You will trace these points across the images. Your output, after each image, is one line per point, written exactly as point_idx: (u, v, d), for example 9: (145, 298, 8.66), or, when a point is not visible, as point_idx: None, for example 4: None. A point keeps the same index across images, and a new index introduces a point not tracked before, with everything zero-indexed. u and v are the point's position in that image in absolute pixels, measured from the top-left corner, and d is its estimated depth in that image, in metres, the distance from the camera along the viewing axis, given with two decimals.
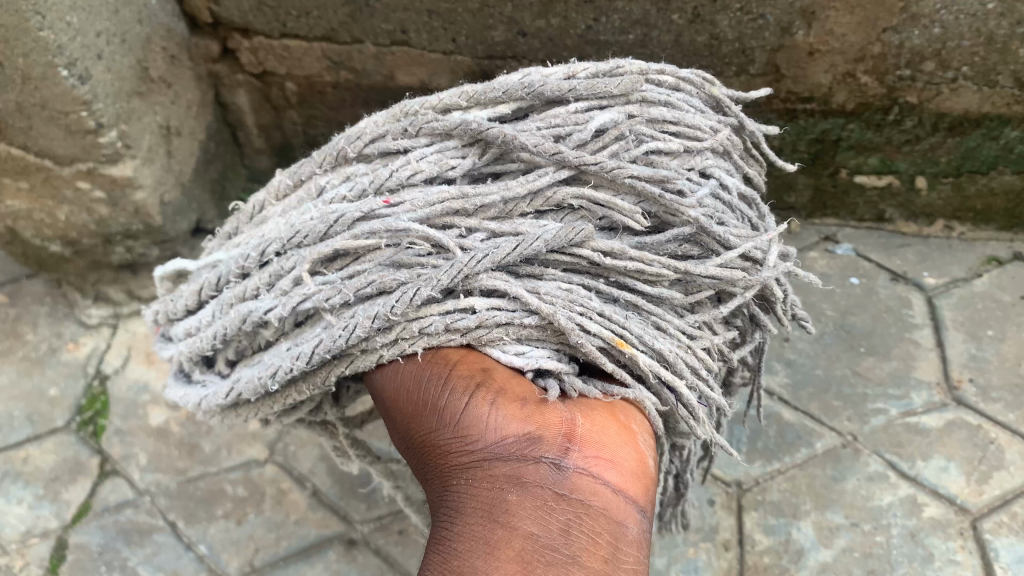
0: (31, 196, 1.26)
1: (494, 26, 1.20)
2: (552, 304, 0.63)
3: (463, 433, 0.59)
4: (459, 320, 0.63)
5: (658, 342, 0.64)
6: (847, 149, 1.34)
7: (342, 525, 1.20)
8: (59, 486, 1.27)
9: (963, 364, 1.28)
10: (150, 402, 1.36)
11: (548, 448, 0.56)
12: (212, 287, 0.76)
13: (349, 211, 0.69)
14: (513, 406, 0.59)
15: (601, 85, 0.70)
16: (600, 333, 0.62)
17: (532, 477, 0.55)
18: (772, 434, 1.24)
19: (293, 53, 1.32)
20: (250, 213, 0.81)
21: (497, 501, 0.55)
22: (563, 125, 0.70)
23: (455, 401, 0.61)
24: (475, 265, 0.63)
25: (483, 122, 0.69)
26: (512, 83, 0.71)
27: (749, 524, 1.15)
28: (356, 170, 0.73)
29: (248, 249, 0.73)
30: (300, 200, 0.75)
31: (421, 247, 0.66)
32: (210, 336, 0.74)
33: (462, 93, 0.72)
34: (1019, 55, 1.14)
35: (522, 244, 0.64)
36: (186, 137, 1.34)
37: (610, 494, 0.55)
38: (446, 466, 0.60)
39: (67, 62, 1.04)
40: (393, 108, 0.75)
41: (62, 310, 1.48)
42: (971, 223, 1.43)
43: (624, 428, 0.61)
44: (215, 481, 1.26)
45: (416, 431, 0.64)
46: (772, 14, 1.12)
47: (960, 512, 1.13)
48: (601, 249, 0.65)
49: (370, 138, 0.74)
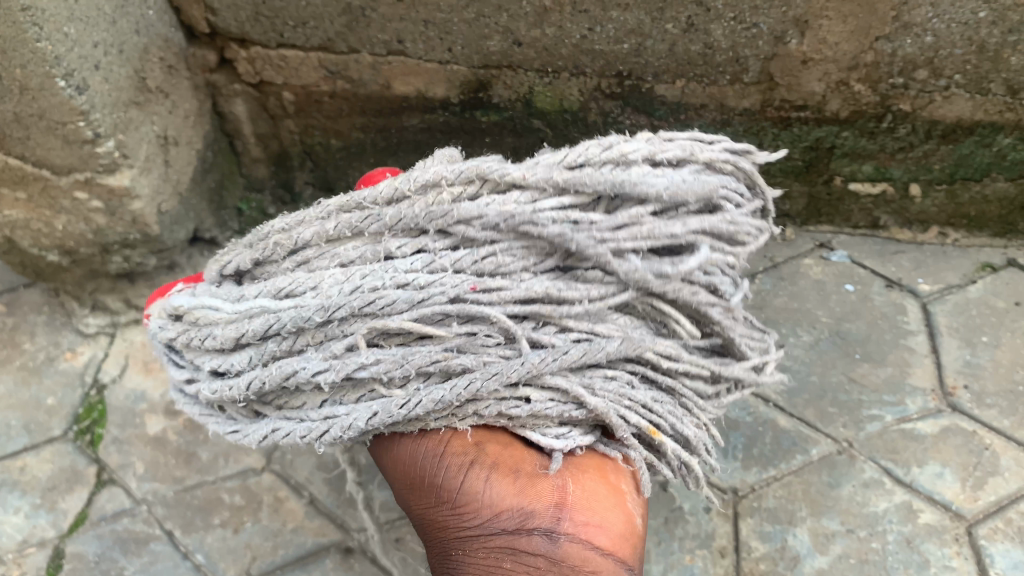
0: (28, 206, 1.26)
1: (490, 36, 1.20)
2: (605, 401, 0.71)
3: (465, 507, 0.70)
4: (513, 407, 0.71)
5: (686, 429, 0.75)
6: (842, 157, 1.34)
7: (339, 534, 1.20)
8: (56, 495, 1.27)
9: (958, 370, 1.29)
10: (148, 411, 1.36)
11: (541, 520, 0.66)
12: (252, 337, 0.76)
13: (434, 294, 0.71)
14: (507, 479, 0.69)
15: (690, 194, 0.72)
16: (640, 424, 0.72)
17: (525, 547, 0.66)
18: (767, 440, 1.25)
19: (290, 62, 1.33)
20: (290, 247, 0.79)
21: (498, 569, 0.67)
22: (648, 237, 0.71)
23: (454, 478, 0.71)
24: (546, 366, 0.70)
25: (587, 243, 0.69)
26: (605, 181, 0.71)
27: (745, 530, 1.16)
28: (433, 244, 0.74)
29: (308, 309, 0.72)
30: (363, 256, 0.75)
31: (494, 339, 0.72)
32: (244, 385, 0.76)
33: (551, 179, 0.72)
34: (1011, 63, 1.15)
35: (589, 353, 0.71)
36: (183, 147, 1.35)
37: (598, 558, 0.65)
38: (451, 534, 0.71)
39: (65, 73, 1.05)
40: (470, 163, 0.74)
41: (59, 320, 1.48)
42: (964, 230, 1.44)
43: (609, 487, 0.71)
44: (212, 490, 1.26)
45: (421, 498, 0.74)
46: (765, 24, 1.13)
47: (955, 518, 1.13)
48: (659, 352, 0.74)
49: (459, 216, 0.72)
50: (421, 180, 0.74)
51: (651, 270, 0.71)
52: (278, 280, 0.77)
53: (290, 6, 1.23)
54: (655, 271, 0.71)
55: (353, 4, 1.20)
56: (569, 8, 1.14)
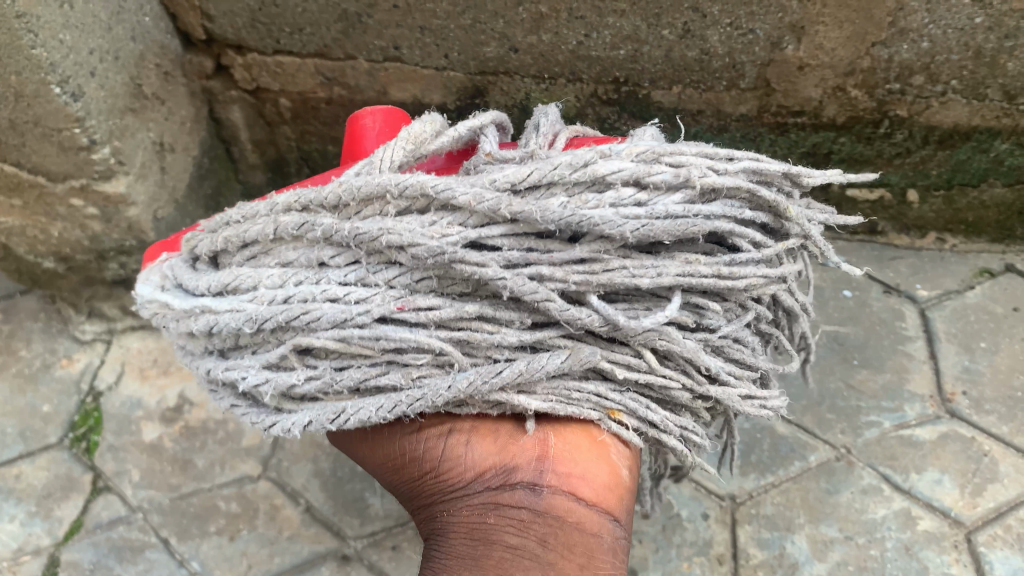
0: (25, 213, 1.26)
1: (486, 43, 1.20)
2: (547, 399, 0.63)
3: (445, 471, 0.65)
4: (447, 407, 0.65)
5: (653, 414, 0.65)
6: (839, 163, 1.34)
7: (335, 541, 1.20)
8: (51, 503, 1.26)
9: (956, 376, 1.28)
10: (143, 418, 1.36)
11: (522, 474, 0.61)
12: (201, 334, 0.72)
13: (353, 316, 0.64)
14: (487, 440, 0.64)
15: (656, 228, 0.62)
16: (594, 407, 0.64)
17: (507, 502, 0.60)
18: (766, 446, 1.24)
19: (287, 69, 1.33)
20: (240, 244, 0.72)
21: (478, 528, 0.60)
22: (609, 282, 0.62)
23: (433, 443, 0.66)
24: (472, 389, 0.62)
25: (521, 284, 0.61)
26: (563, 216, 0.61)
27: (743, 537, 1.15)
28: (366, 257, 0.66)
29: (238, 317, 0.67)
30: (300, 261, 0.68)
31: (421, 358, 0.64)
32: (204, 373, 0.74)
33: (501, 205, 0.62)
34: (1007, 68, 1.15)
35: (524, 372, 0.61)
36: (180, 153, 1.35)
37: (584, 510, 0.59)
38: (436, 502, 0.66)
39: (60, 79, 1.05)
40: (416, 180, 0.64)
41: (55, 327, 1.48)
42: (963, 235, 1.44)
43: (599, 443, 0.64)
44: (208, 497, 1.25)
45: (403, 472, 0.69)
46: (762, 30, 1.13)
47: (954, 524, 1.13)
48: (614, 360, 0.64)
49: (392, 242, 0.63)
50: (364, 190, 0.66)
51: (603, 316, 0.62)
52: (224, 274, 0.71)
53: (286, 13, 1.23)
54: (608, 319, 0.62)
55: (349, 11, 1.20)
56: (566, 15, 1.14)
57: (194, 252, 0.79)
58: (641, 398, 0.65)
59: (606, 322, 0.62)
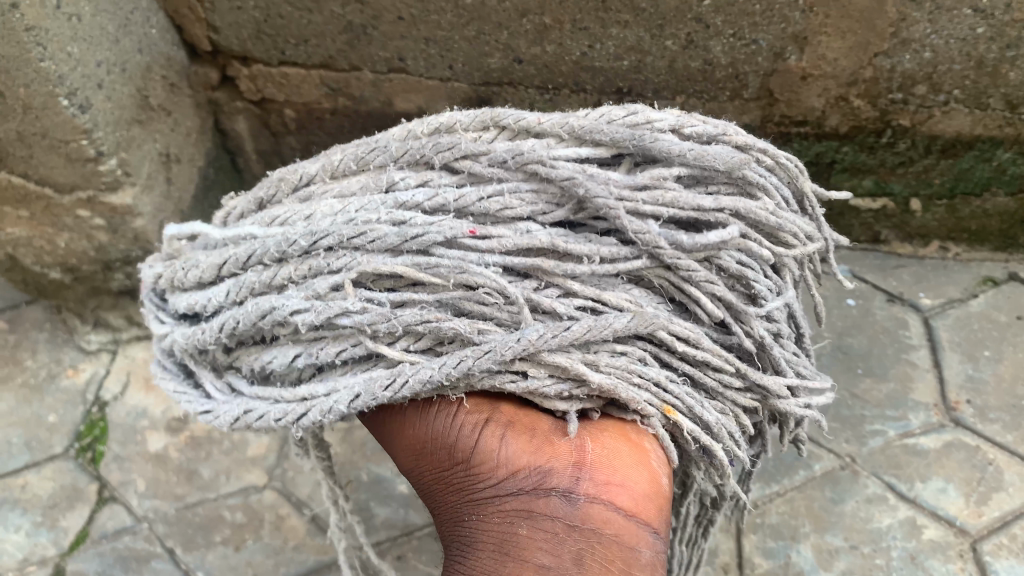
0: (31, 224, 1.27)
1: (490, 54, 1.21)
2: (610, 377, 0.64)
3: (476, 469, 0.63)
4: (508, 382, 0.65)
5: (708, 415, 0.67)
6: (842, 171, 1.35)
7: (341, 551, 1.20)
8: (57, 513, 1.27)
9: (961, 385, 1.28)
10: (149, 428, 1.36)
11: (559, 480, 0.60)
12: (233, 266, 0.75)
13: (429, 232, 0.68)
14: (523, 439, 0.63)
15: (710, 158, 0.67)
16: (652, 401, 0.65)
17: (542, 510, 0.59)
18: (770, 455, 1.25)
19: (292, 80, 1.34)
20: (294, 184, 0.79)
21: (510, 536, 0.60)
22: (670, 206, 0.67)
23: (465, 438, 0.65)
24: (541, 342, 0.63)
25: (591, 190, 0.67)
26: (623, 132, 0.68)
27: (748, 547, 1.15)
28: (438, 179, 0.72)
29: (294, 234, 0.71)
30: (364, 187, 0.74)
31: (493, 298, 0.66)
32: (217, 328, 0.74)
33: (567, 125, 0.70)
34: (1009, 78, 1.15)
35: (594, 328, 0.64)
36: (185, 164, 1.35)
37: (621, 520, 0.59)
38: (461, 500, 0.64)
39: (68, 92, 1.06)
40: (485, 110, 0.74)
41: (60, 337, 1.48)
42: (965, 244, 1.44)
43: (636, 448, 0.64)
44: (213, 507, 1.26)
45: (427, 468, 0.68)
46: (764, 40, 1.13)
47: (959, 533, 1.13)
48: (675, 334, 0.66)
49: (462, 153, 0.71)
50: (435, 125, 0.74)
51: (667, 235, 0.66)
52: (278, 210, 0.76)
53: (291, 25, 1.24)
54: (670, 238, 0.66)
55: (354, 22, 1.21)
56: (569, 26, 1.14)
57: (223, 220, 0.84)
58: (695, 396, 0.67)
59: (669, 244, 0.66)
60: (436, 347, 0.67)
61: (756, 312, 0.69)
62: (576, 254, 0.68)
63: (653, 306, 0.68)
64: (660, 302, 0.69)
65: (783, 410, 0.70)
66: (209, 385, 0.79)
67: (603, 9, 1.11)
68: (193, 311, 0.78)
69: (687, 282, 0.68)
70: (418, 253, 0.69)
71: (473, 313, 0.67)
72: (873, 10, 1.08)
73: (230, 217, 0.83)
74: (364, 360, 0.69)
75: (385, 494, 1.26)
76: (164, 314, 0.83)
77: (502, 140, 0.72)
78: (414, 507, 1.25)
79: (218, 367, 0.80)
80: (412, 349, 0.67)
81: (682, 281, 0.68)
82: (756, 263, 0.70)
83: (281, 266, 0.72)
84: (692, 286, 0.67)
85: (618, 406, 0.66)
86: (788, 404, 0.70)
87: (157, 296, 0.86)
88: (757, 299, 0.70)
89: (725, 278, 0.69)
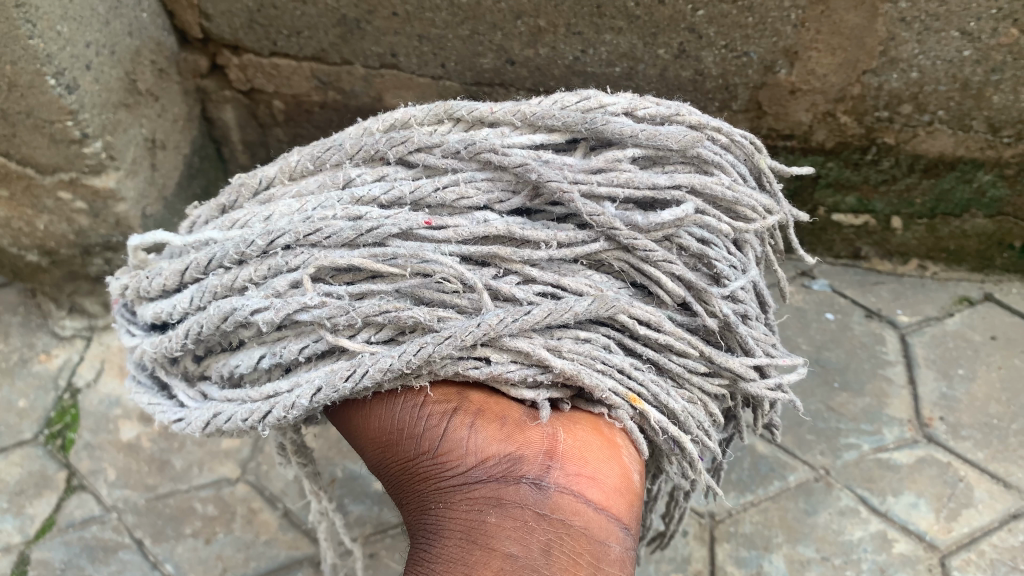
0: (11, 204, 1.28)
1: (483, 54, 1.21)
2: (574, 363, 0.64)
3: (443, 458, 0.62)
4: (472, 368, 0.64)
5: (673, 403, 0.67)
6: (826, 186, 1.37)
7: (312, 547, 1.19)
8: (24, 500, 1.24)
9: (934, 403, 1.30)
10: (122, 417, 1.34)
11: (529, 468, 0.59)
12: (195, 271, 0.75)
13: (384, 224, 0.68)
14: (492, 427, 0.62)
15: (663, 136, 0.69)
16: (617, 389, 0.65)
17: (511, 498, 0.58)
18: (745, 465, 1.26)
19: (282, 71, 1.33)
20: (255, 188, 0.80)
21: (477, 524, 0.58)
22: (626, 186, 0.69)
23: (433, 427, 0.64)
24: (501, 327, 0.63)
25: (543, 172, 0.68)
26: (574, 116, 0.70)
27: (720, 555, 1.16)
28: (394, 173, 0.73)
29: (252, 236, 0.72)
30: (322, 185, 0.75)
31: (451, 285, 0.67)
32: (182, 334, 0.74)
33: (519, 112, 0.72)
34: (993, 101, 1.17)
35: (554, 313, 0.64)
36: (170, 151, 1.34)
37: (590, 513, 0.58)
38: (427, 488, 0.63)
39: (56, 71, 1.04)
40: (438, 104, 0.75)
41: (34, 321, 1.46)
42: (943, 263, 1.46)
43: (608, 443, 0.64)
44: (184, 499, 1.24)
45: (393, 458, 0.66)
46: (756, 52, 1.14)
47: (928, 548, 1.14)
48: (636, 317, 0.67)
49: (416, 146, 0.73)
50: (389, 121, 0.76)
51: (621, 215, 0.67)
52: (236, 212, 0.77)
53: (285, 15, 1.23)
54: (625, 219, 0.67)
55: (348, 16, 1.21)
56: (563, 30, 1.15)
57: (188, 231, 0.85)
58: (661, 384, 0.67)
59: (627, 225, 0.68)
60: (397, 338, 0.67)
61: (719, 291, 0.70)
62: (533, 241, 0.69)
63: (614, 290, 0.69)
64: (622, 286, 0.70)
65: (755, 392, 0.71)
66: (181, 394, 0.79)
67: (598, 15, 1.12)
68: (160, 320, 0.78)
69: (646, 263, 0.69)
70: (374, 245, 0.69)
71: (433, 302, 0.67)
72: (863, 28, 1.10)
73: (193, 225, 0.84)
74: (327, 355, 0.69)
75: (359, 491, 1.25)
76: (134, 327, 0.84)
77: (457, 131, 0.74)
78: (388, 505, 1.24)
79: (189, 376, 0.80)
80: (374, 340, 0.67)
81: (641, 262, 0.69)
82: (718, 239, 0.72)
83: (243, 265, 0.72)
84: (651, 267, 0.69)
85: (587, 398, 0.66)
86: (758, 386, 0.71)
87: (128, 311, 0.86)
88: (720, 279, 0.71)
89: (686, 259, 0.71)
